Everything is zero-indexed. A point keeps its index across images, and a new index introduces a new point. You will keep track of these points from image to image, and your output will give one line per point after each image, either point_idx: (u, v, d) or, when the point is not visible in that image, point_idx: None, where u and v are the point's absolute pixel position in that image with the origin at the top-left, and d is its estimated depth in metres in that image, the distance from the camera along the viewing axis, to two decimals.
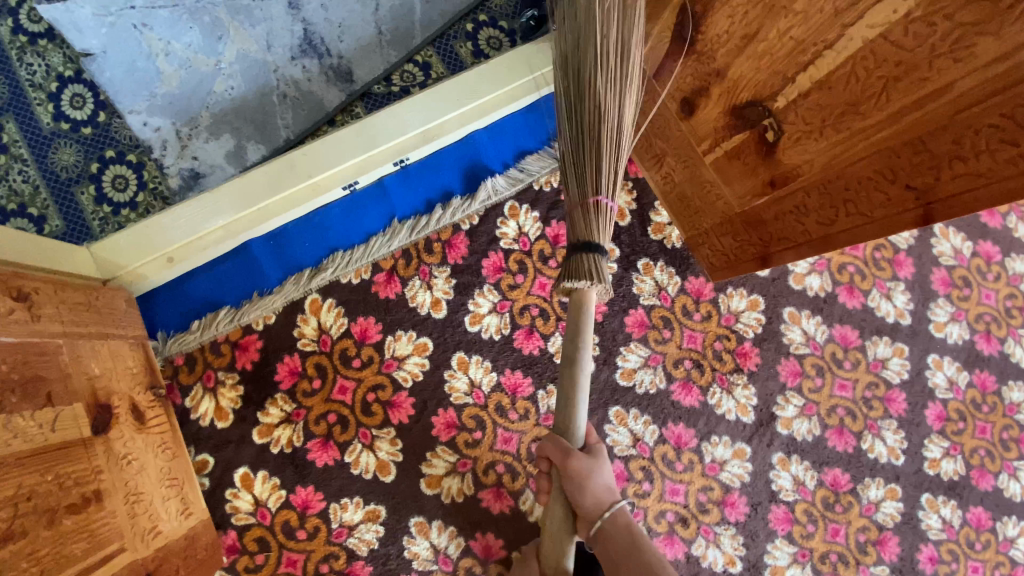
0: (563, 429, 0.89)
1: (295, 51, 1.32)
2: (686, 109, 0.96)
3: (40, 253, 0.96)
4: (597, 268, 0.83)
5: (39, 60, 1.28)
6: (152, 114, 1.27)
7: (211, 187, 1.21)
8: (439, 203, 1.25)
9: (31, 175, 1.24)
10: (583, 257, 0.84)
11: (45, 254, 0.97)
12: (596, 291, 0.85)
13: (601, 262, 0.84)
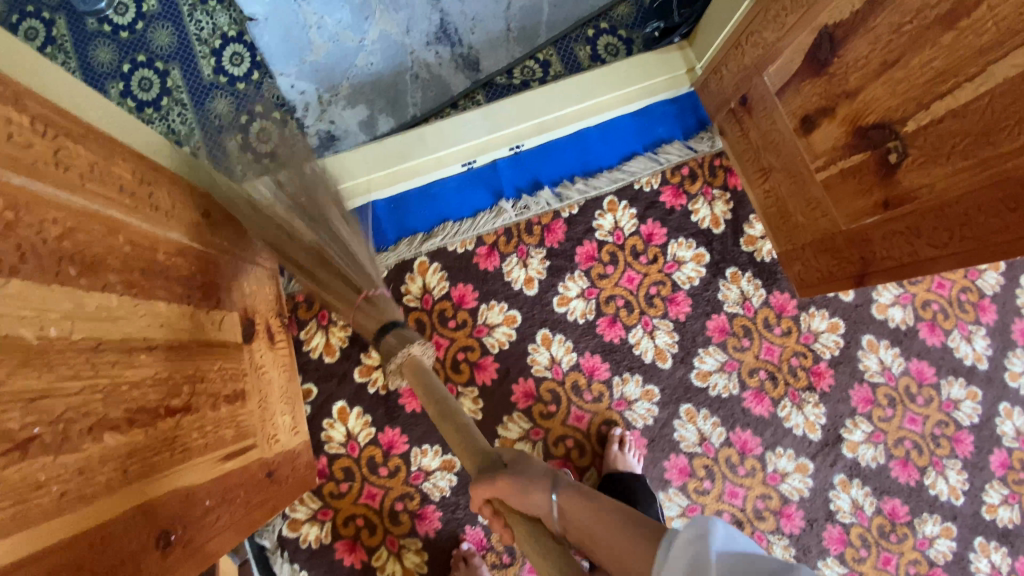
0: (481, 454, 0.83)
1: (431, 37, 1.44)
2: (806, 127, 1.02)
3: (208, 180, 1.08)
4: (405, 337, 0.96)
5: (207, 18, 1.45)
6: (299, 79, 1.42)
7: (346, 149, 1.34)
8: (545, 188, 1.34)
9: (188, 118, 1.41)
10: (389, 338, 0.97)
11: (208, 182, 1.08)
12: (421, 349, 0.96)
13: (409, 335, 0.98)
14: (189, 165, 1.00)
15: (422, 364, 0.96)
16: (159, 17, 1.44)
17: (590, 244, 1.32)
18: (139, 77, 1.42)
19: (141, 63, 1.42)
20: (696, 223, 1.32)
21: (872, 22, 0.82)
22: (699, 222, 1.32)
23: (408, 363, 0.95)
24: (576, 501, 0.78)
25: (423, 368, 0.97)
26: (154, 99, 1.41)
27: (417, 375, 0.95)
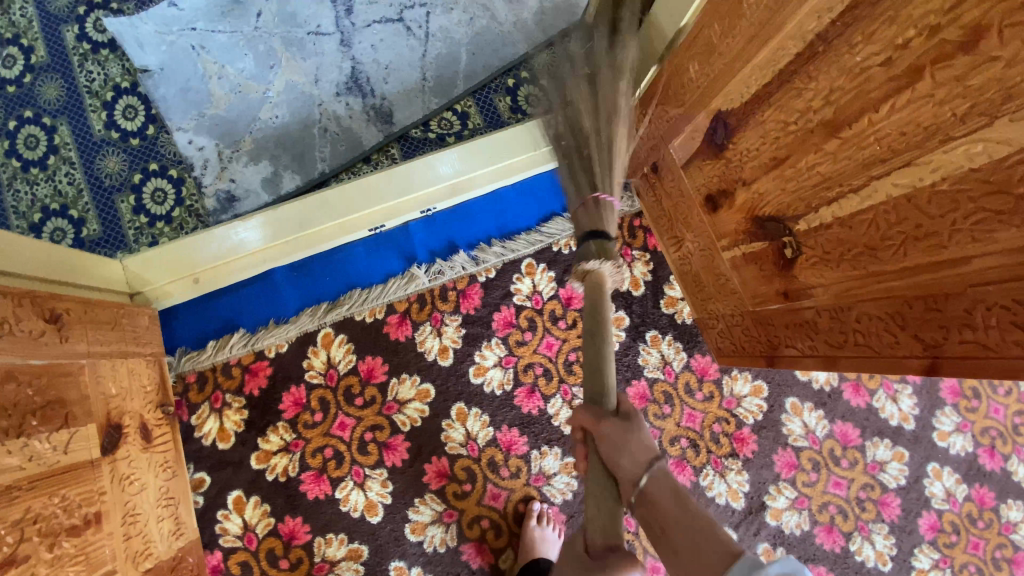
0: (595, 394, 0.82)
1: (341, 87, 1.36)
2: (711, 206, 0.98)
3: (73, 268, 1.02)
4: (603, 250, 0.89)
5: (98, 69, 1.35)
6: (197, 134, 1.32)
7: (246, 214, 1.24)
8: (460, 251, 1.28)
9: (77, 178, 1.30)
10: (591, 243, 0.90)
11: (69, 269, 1.01)
12: (611, 272, 0.88)
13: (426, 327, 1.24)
14: (29, 261, 0.94)
15: (604, 293, 0.87)
16: (48, 68, 1.35)
17: (508, 309, 1.26)
18: (24, 134, 1.31)
19: (26, 118, 1.32)
20: (616, 285, 1.27)
21: (761, 115, 0.77)
22: (619, 284, 1.28)
23: (590, 277, 0.89)
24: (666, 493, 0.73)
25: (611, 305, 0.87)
26: (40, 158, 1.31)
27: (595, 296, 0.88)
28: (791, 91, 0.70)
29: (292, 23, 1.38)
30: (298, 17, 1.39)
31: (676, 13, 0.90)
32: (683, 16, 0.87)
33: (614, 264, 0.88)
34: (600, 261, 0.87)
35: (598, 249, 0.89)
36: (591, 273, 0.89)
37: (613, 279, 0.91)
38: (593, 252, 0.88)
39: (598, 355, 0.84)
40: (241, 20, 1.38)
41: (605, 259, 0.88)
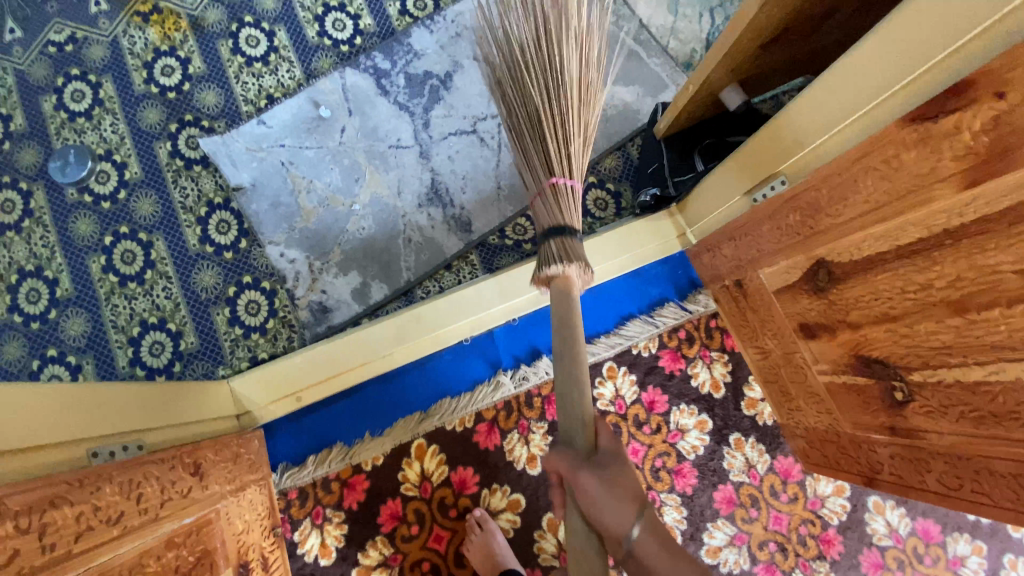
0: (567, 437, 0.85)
1: (423, 199, 1.45)
2: (807, 334, 1.02)
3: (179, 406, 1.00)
4: (563, 252, 0.93)
5: (191, 184, 1.42)
6: (288, 247, 1.39)
7: (343, 329, 1.30)
8: (544, 356, 1.29)
9: (174, 292, 1.36)
10: (552, 244, 0.93)
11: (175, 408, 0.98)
12: (579, 275, 0.92)
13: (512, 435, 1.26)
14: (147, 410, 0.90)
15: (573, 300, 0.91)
16: (143, 185, 1.42)
17: None
18: (122, 249, 1.38)
19: (123, 234, 1.39)
20: (696, 387, 1.31)
21: (871, 276, 0.82)
22: (699, 386, 1.32)
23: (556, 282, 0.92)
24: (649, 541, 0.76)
25: (572, 312, 0.91)
26: (138, 272, 1.37)
27: (564, 302, 0.91)
28: (910, 265, 0.75)
29: (374, 137, 1.48)
30: (379, 131, 1.49)
31: (766, 162, 0.99)
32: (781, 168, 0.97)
33: (579, 267, 0.92)
34: (562, 263, 0.92)
35: (541, 254, 0.94)
36: (553, 278, 0.93)
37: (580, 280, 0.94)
38: (558, 257, 0.92)
39: (573, 383, 0.85)
40: (327, 136, 1.47)
41: (569, 261, 0.91)
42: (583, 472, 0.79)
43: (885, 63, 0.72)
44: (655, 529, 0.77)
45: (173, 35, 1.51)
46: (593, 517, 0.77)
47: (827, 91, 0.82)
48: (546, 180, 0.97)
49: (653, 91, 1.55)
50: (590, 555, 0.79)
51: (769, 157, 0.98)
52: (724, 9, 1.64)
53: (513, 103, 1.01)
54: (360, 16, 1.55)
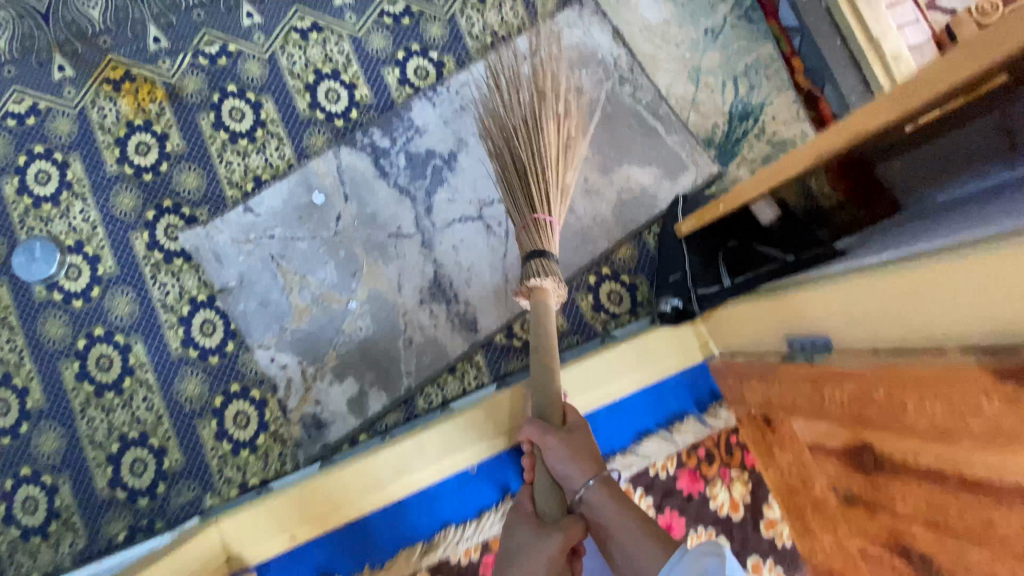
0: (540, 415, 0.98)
1: (425, 294, 1.34)
2: (841, 496, 0.92)
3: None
4: (541, 269, 1.03)
5: (172, 280, 1.31)
6: (279, 350, 1.28)
7: (345, 454, 1.23)
8: None
9: (156, 403, 1.26)
10: (534, 261, 1.04)
11: None
12: (554, 288, 1.04)
13: None
14: None
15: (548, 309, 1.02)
16: (119, 280, 1.30)
17: None
18: (97, 354, 1.27)
19: (98, 337, 1.28)
20: (715, 509, 1.24)
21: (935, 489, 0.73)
22: (718, 508, 1.24)
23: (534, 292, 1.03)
24: (603, 494, 0.92)
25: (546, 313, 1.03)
26: (116, 380, 1.27)
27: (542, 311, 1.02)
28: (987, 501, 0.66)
29: (372, 225, 1.37)
30: (378, 218, 1.37)
31: (817, 317, 0.94)
32: (832, 330, 0.91)
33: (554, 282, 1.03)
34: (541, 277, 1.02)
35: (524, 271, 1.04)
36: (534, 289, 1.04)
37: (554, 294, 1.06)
38: (538, 270, 1.03)
39: (547, 372, 0.98)
40: (320, 224, 1.35)
41: (546, 275, 1.03)
42: (550, 437, 0.94)
43: (975, 299, 0.65)
44: (606, 489, 0.93)
45: (149, 107, 1.37)
46: (559, 475, 0.94)
47: (900, 286, 0.76)
48: (532, 216, 1.10)
49: (673, 172, 1.44)
50: (549, 500, 0.94)
51: (822, 314, 0.92)
52: (749, 77, 1.52)
53: (505, 151, 1.17)
54: (355, 86, 1.44)
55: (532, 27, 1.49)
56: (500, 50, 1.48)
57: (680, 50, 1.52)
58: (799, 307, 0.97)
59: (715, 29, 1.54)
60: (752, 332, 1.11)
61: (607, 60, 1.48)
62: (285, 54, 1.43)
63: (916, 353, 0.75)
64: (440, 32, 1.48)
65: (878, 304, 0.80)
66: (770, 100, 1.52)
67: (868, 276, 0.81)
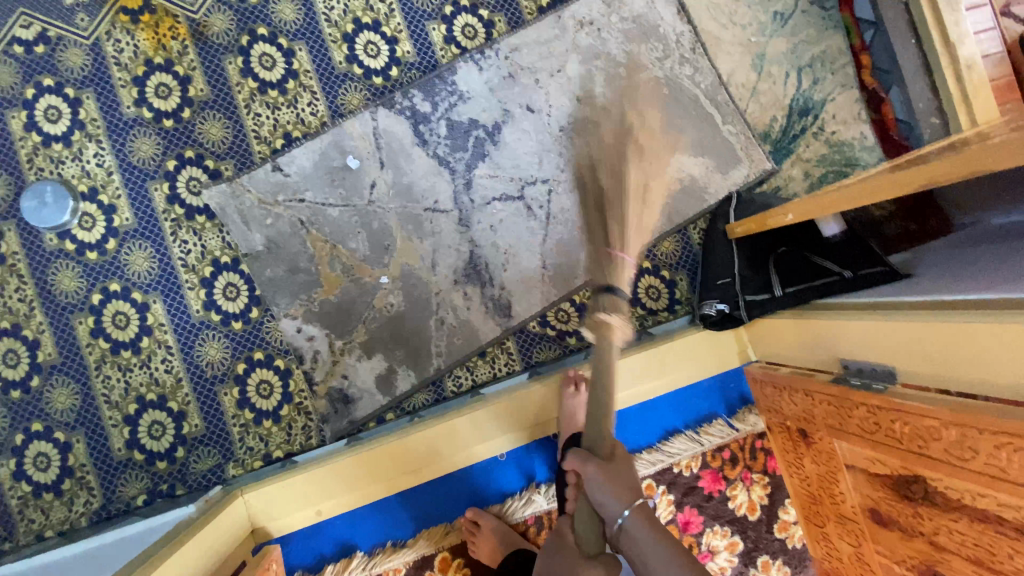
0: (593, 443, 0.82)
1: (460, 274, 1.29)
2: (874, 517, 0.94)
3: (205, 547, 0.96)
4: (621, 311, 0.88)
5: (194, 238, 1.23)
6: (306, 321, 1.23)
7: (372, 432, 1.21)
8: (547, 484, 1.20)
9: (175, 366, 1.22)
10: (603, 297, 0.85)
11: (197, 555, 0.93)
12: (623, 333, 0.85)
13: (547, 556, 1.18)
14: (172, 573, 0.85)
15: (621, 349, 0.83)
16: (136, 233, 1.22)
17: None
18: (112, 310, 1.21)
19: (114, 292, 1.21)
20: (733, 509, 1.26)
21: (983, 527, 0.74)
22: (736, 507, 1.26)
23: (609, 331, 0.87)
24: (641, 522, 0.78)
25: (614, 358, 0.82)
26: (132, 339, 1.21)
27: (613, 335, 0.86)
28: None
29: (408, 197, 1.29)
30: (414, 190, 1.30)
31: (879, 345, 0.90)
32: (898, 363, 0.88)
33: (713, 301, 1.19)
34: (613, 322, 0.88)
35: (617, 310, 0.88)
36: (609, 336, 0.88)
37: (710, 305, 1.20)
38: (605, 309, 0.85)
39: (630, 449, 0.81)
40: (354, 192, 1.27)
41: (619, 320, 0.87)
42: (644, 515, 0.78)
43: None
44: (645, 514, 0.79)
45: (170, 44, 1.25)
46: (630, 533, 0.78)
47: (983, 339, 0.73)
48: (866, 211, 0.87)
49: (724, 165, 1.38)
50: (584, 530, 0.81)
51: (892, 349, 0.88)
52: (814, 70, 1.45)
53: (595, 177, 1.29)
54: (397, 41, 1.32)
55: None
56: (556, 14, 1.36)
57: (745, 33, 1.43)
58: (860, 338, 0.94)
59: (784, 13, 1.45)
60: (801, 349, 1.09)
61: (669, 37, 1.39)
62: None
63: (992, 399, 0.74)
64: None
65: (957, 343, 0.77)
66: (832, 98, 1.45)
67: (946, 319, 0.78)
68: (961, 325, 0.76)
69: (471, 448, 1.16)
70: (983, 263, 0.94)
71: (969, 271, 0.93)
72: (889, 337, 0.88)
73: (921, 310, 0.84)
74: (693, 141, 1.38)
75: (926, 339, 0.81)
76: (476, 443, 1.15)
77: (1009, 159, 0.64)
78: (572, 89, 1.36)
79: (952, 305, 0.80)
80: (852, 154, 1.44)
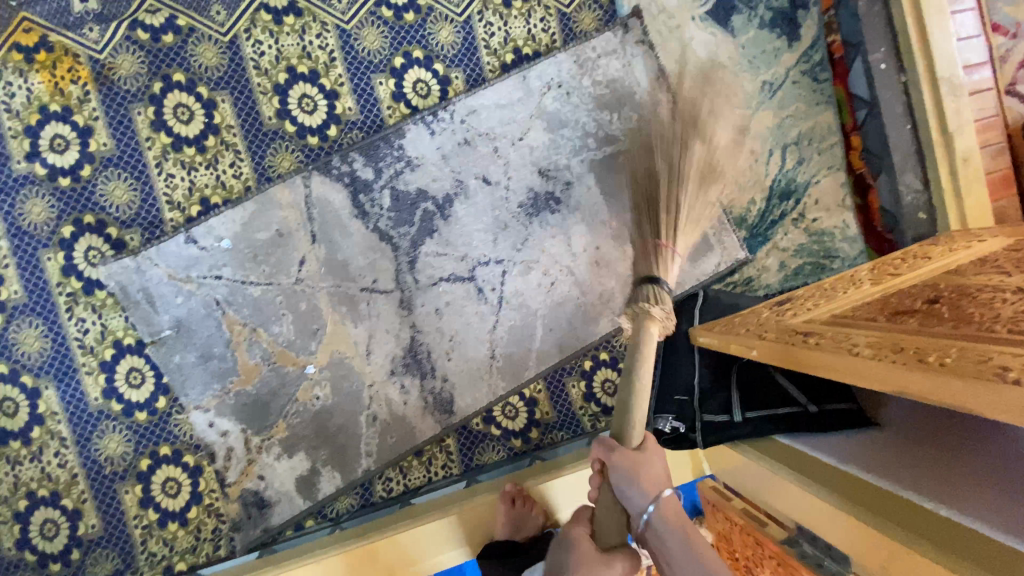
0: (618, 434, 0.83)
1: (397, 363, 1.17)
2: None
3: None
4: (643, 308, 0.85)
5: (94, 317, 1.09)
6: (219, 415, 1.11)
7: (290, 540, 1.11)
8: None
9: (70, 460, 1.09)
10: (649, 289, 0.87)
11: None
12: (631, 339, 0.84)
13: None
14: None
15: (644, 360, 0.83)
16: (25, 309, 1.07)
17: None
18: None
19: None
20: None
21: None
22: None
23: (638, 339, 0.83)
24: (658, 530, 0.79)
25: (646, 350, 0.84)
26: (21, 429, 1.07)
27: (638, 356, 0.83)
28: None
29: (342, 276, 1.16)
30: (350, 268, 1.16)
31: (833, 524, 0.83)
32: (852, 552, 0.80)
33: (670, 418, 1.10)
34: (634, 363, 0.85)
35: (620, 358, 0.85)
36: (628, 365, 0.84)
37: (666, 421, 1.11)
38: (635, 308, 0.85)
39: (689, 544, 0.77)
40: (280, 269, 1.13)
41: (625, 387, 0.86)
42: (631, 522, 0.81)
43: None
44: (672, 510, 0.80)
45: (69, 89, 1.08)
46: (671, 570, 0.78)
47: None
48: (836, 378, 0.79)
49: (694, 252, 1.26)
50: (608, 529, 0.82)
51: (856, 546, 0.79)
52: (800, 148, 1.33)
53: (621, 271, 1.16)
54: (338, 95, 1.16)
55: (562, 49, 1.23)
56: (520, 73, 1.21)
57: (730, 103, 1.30)
58: (823, 515, 0.84)
59: (773, 82, 1.32)
60: (756, 488, 1.01)
61: (645, 105, 1.25)
62: (250, 41, 1.13)
63: None
64: (451, 37, 1.20)
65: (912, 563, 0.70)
66: (816, 180, 1.34)
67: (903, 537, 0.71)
68: (938, 569, 0.66)
69: (394, 572, 1.05)
70: (956, 431, 0.86)
71: (931, 440, 0.87)
72: (850, 530, 0.79)
73: (884, 514, 0.77)
74: (689, 221, 1.13)
75: (896, 559, 0.72)
76: (400, 566, 1.05)
77: (1011, 410, 0.56)
78: (534, 160, 1.22)
79: (913, 520, 0.74)
80: (832, 244, 1.34)
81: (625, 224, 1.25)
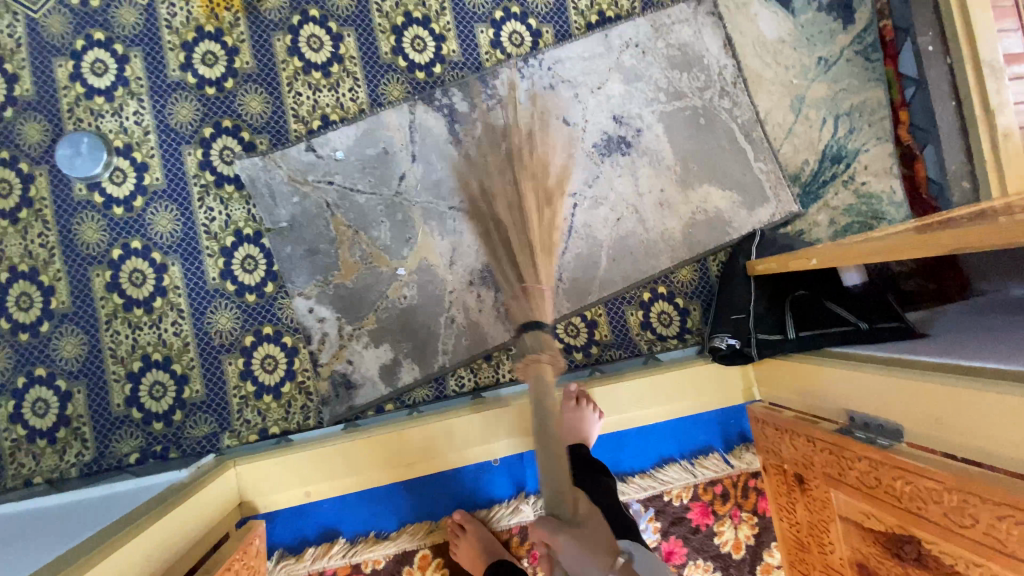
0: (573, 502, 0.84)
1: (475, 276, 1.29)
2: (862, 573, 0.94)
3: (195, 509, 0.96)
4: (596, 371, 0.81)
5: (220, 207, 1.24)
6: (319, 302, 1.24)
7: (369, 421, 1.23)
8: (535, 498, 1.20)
9: (184, 329, 1.22)
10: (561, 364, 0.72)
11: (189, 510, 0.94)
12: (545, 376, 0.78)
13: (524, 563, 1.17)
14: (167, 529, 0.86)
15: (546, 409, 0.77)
16: (163, 195, 1.23)
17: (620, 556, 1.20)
18: (130, 267, 1.22)
19: (134, 249, 1.22)
20: (718, 545, 1.24)
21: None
22: (721, 544, 1.24)
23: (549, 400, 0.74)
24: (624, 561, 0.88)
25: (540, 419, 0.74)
26: (146, 298, 1.22)
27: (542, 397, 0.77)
28: None
29: (435, 193, 1.30)
30: (442, 187, 1.30)
31: (881, 397, 0.91)
32: (903, 421, 0.88)
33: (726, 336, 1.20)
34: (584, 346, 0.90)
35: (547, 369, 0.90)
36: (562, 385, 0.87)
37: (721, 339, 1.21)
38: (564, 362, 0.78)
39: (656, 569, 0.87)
40: (381, 181, 1.28)
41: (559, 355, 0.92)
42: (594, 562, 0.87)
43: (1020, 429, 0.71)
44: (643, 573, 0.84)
45: (222, 15, 1.27)
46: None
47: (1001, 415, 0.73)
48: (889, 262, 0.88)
49: (751, 202, 1.38)
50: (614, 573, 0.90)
51: (902, 408, 0.87)
52: (851, 119, 1.45)
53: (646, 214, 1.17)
54: (444, 39, 1.34)
55: (641, 15, 1.40)
56: (603, 33, 1.38)
57: (788, 74, 1.44)
58: (872, 392, 0.93)
59: (829, 59, 1.46)
60: (807, 395, 1.10)
61: (712, 68, 1.39)
62: None
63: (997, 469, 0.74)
64: None
65: (959, 407, 0.79)
66: (866, 148, 1.45)
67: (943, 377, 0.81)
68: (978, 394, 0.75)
69: (465, 449, 1.16)
70: (1002, 331, 0.94)
71: (976, 334, 0.96)
72: (898, 395, 0.88)
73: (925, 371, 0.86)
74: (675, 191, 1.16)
75: (938, 403, 0.81)
76: (471, 444, 1.16)
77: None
78: (610, 108, 1.36)
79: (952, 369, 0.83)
80: (880, 207, 1.44)
81: (688, 172, 1.37)
